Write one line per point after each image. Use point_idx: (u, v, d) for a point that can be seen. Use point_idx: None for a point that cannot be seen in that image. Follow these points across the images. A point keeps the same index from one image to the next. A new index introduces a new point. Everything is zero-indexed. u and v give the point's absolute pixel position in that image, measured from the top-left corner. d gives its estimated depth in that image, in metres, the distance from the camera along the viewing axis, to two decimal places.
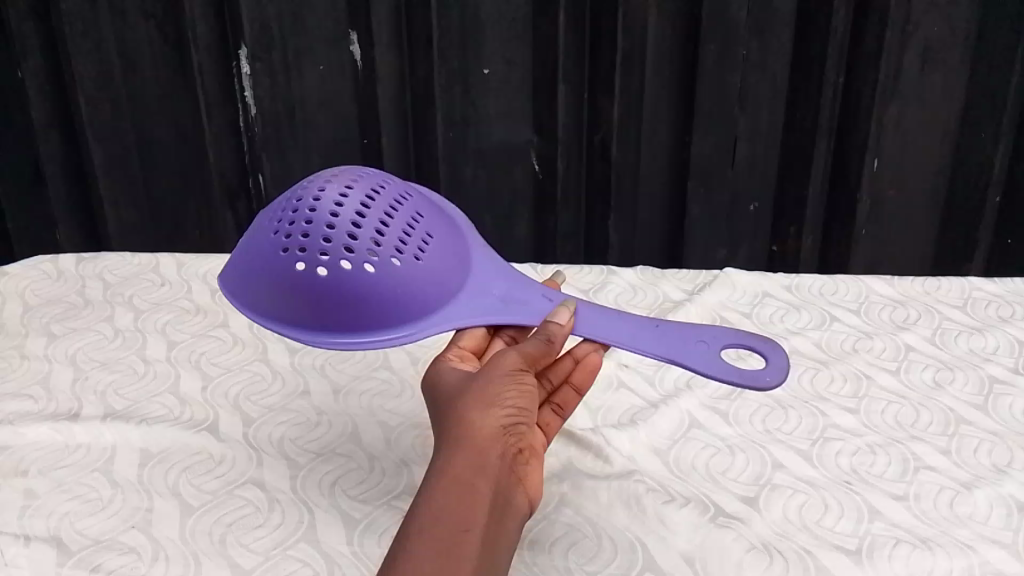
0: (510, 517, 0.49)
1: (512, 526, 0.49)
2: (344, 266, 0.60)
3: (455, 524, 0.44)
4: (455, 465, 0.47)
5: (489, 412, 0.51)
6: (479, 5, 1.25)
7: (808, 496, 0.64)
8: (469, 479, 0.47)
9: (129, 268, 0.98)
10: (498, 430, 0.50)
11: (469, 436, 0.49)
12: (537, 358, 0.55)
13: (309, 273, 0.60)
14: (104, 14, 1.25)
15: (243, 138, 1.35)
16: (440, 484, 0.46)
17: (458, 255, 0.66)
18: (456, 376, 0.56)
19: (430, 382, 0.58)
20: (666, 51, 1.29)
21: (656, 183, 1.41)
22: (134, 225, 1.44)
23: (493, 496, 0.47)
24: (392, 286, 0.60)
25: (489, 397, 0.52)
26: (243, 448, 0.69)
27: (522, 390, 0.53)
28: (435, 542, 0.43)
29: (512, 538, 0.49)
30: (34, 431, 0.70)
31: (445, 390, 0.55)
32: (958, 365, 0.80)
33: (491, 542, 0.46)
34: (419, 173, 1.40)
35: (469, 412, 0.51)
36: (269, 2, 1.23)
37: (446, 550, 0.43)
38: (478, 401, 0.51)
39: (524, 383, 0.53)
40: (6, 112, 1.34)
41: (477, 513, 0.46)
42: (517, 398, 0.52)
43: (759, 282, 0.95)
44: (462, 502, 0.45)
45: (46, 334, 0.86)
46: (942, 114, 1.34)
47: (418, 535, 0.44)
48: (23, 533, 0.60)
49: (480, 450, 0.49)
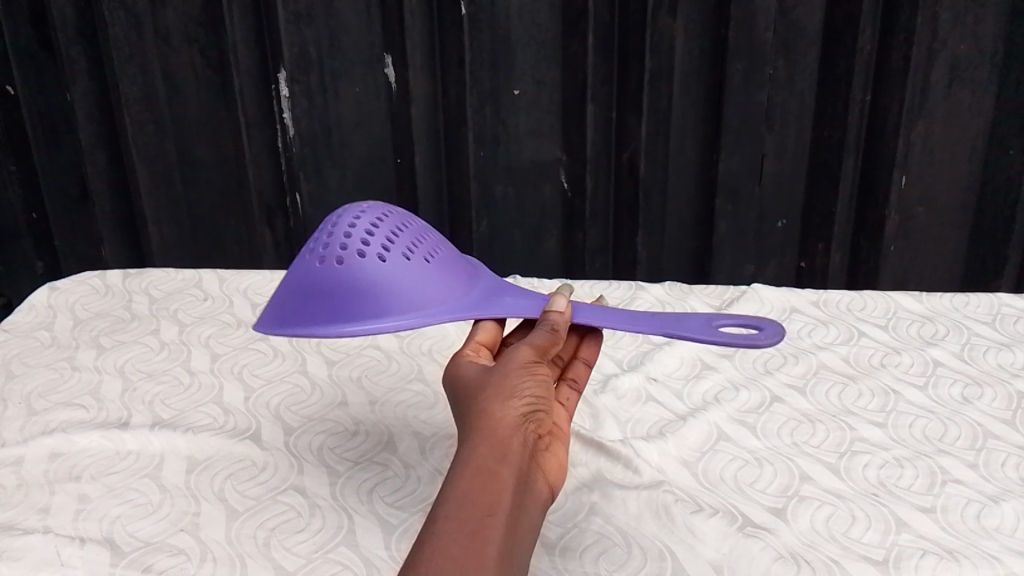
0: (533, 502, 0.51)
1: (536, 511, 0.51)
2: (356, 265, 0.63)
3: (482, 504, 0.46)
4: (480, 452, 0.49)
5: (510, 403, 0.53)
6: (510, 27, 1.28)
7: (835, 508, 0.65)
8: (493, 466, 0.48)
9: (174, 284, 1.02)
10: (518, 419, 0.52)
11: (491, 425, 0.51)
12: (547, 349, 0.58)
13: (325, 274, 0.63)
14: (150, 39, 1.30)
15: (281, 158, 1.40)
16: (466, 470, 0.48)
17: (467, 269, 0.69)
18: (472, 371, 0.58)
19: (449, 381, 0.60)
20: (694, 71, 1.31)
21: (683, 199, 1.42)
22: (174, 242, 1.49)
23: (517, 480, 0.49)
24: (401, 280, 0.63)
25: (508, 390, 0.54)
26: (285, 456, 0.71)
27: (537, 381, 0.55)
28: (464, 521, 0.45)
29: (535, 523, 0.51)
30: (86, 438, 0.73)
31: (463, 387, 0.57)
32: (986, 380, 0.80)
33: (517, 524, 0.48)
34: (450, 191, 1.43)
35: (489, 404, 0.53)
36: (308, 27, 1.28)
37: (475, 528, 0.45)
38: (497, 394, 0.53)
39: (539, 375, 0.56)
40: (55, 133, 1.40)
41: (504, 494, 0.47)
42: (534, 389, 0.54)
43: (787, 298, 0.97)
44: (488, 486, 0.47)
45: (96, 347, 0.89)
46: (971, 131, 1.35)
47: (447, 516, 0.45)
48: (78, 534, 0.62)
49: (503, 438, 0.51)
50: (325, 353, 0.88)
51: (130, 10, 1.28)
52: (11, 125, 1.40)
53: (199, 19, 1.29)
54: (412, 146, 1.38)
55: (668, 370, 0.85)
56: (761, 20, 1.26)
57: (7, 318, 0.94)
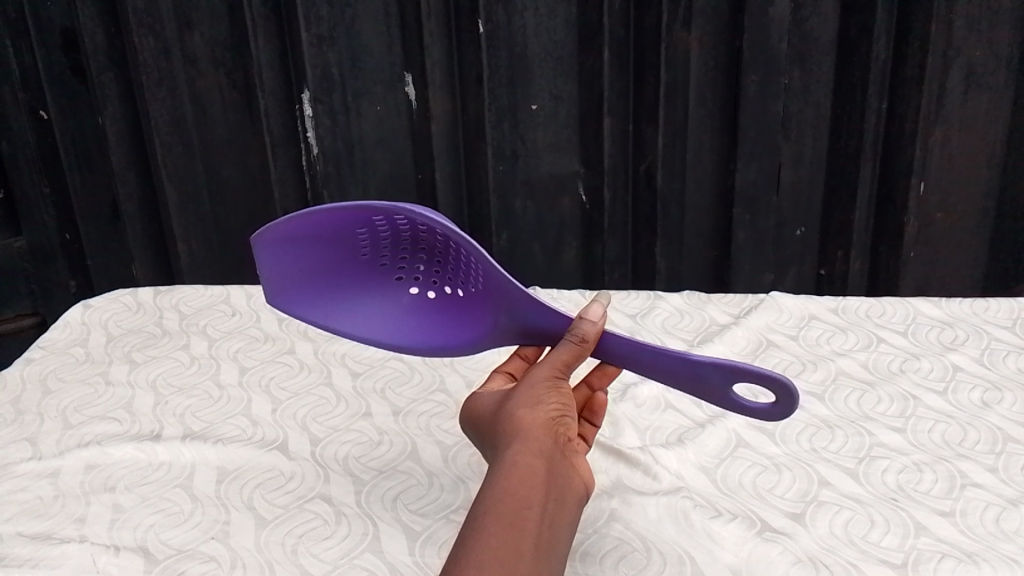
0: (570, 499, 0.53)
1: (571, 507, 0.53)
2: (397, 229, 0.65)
3: (518, 498, 0.48)
4: (515, 452, 0.52)
5: (538, 408, 0.55)
6: (527, 44, 1.31)
7: (854, 513, 0.65)
8: (528, 463, 0.51)
9: (202, 300, 1.05)
10: (548, 421, 0.55)
11: (521, 429, 0.53)
12: (574, 363, 0.58)
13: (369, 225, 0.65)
14: (178, 64, 1.34)
15: (305, 176, 1.43)
16: (503, 470, 0.50)
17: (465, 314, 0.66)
18: (495, 395, 0.60)
19: (475, 407, 0.62)
20: (709, 82, 1.33)
21: (702, 210, 1.43)
22: (202, 259, 1.52)
23: (548, 476, 0.51)
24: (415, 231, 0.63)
25: (535, 397, 0.56)
26: (311, 465, 0.73)
27: (563, 390, 0.57)
28: (501, 514, 0.47)
29: (572, 519, 0.53)
30: (120, 450, 0.75)
31: (492, 406, 0.59)
32: (1007, 385, 0.81)
33: (553, 518, 0.50)
34: (471, 205, 1.45)
35: (519, 410, 0.55)
36: (330, 48, 1.31)
37: (512, 519, 0.47)
38: (525, 401, 0.56)
39: (564, 386, 0.57)
40: (87, 155, 1.44)
41: (537, 490, 0.49)
42: (560, 395, 0.57)
43: (805, 305, 0.97)
44: (523, 481, 0.49)
45: (129, 363, 0.92)
46: (988, 137, 1.36)
47: (487, 512, 0.47)
48: (113, 543, 0.64)
49: (535, 439, 0.53)
50: (349, 365, 0.90)
51: (159, 36, 1.32)
52: (45, 149, 1.44)
53: (226, 44, 1.33)
54: (433, 161, 1.40)
55: None
56: (776, 31, 1.27)
57: (43, 336, 0.97)
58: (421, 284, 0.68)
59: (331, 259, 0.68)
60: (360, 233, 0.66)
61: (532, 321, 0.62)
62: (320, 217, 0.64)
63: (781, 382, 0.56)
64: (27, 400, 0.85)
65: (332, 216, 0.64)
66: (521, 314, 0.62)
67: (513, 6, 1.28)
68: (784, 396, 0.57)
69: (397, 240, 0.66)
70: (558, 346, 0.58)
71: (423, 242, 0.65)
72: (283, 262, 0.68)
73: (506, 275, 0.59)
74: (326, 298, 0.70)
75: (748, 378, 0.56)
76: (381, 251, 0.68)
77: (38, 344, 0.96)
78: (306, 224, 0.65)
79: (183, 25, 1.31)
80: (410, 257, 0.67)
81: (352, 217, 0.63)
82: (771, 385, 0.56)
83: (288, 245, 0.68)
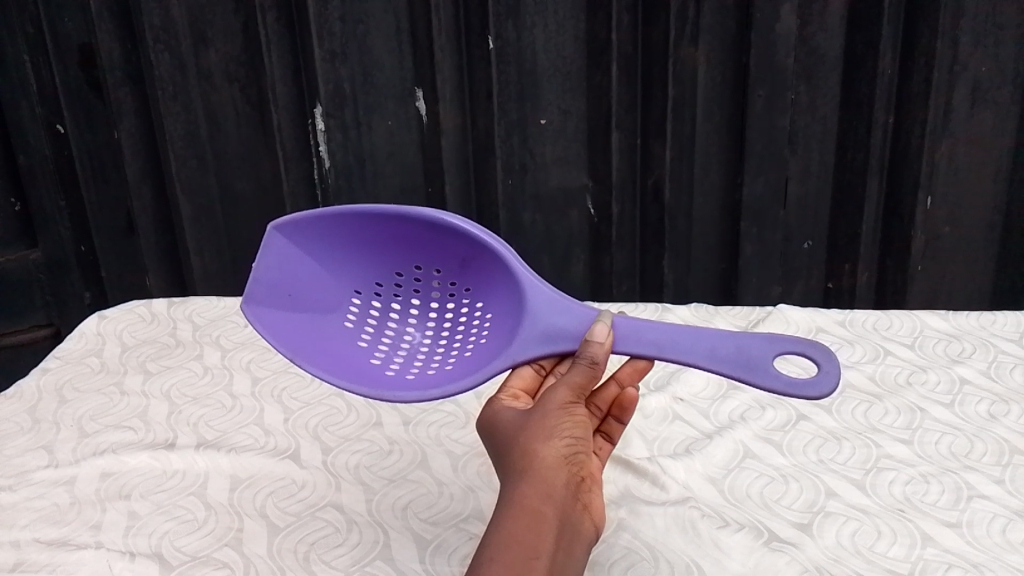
0: (578, 540, 0.53)
1: (579, 548, 0.54)
2: (416, 271, 0.72)
3: (528, 545, 0.49)
4: (524, 492, 0.52)
5: (551, 442, 0.55)
6: (537, 59, 1.32)
7: (861, 523, 0.66)
8: (537, 508, 0.51)
9: (215, 311, 1.07)
10: (561, 459, 0.54)
11: (533, 465, 0.53)
12: (587, 386, 0.59)
13: (390, 264, 0.73)
14: (192, 79, 1.36)
15: (317, 189, 1.45)
16: (514, 512, 0.51)
17: (477, 355, 0.67)
18: (510, 409, 0.60)
19: (485, 424, 0.61)
20: (716, 97, 1.34)
21: (710, 223, 1.44)
22: (215, 271, 1.54)
23: (559, 521, 0.52)
24: (441, 261, 0.72)
25: (548, 429, 0.55)
26: (323, 474, 0.74)
27: (577, 422, 0.57)
28: (510, 564, 0.48)
29: (579, 560, 0.54)
30: (135, 458, 0.77)
31: (502, 428, 0.58)
32: (1014, 398, 0.81)
33: (561, 564, 0.51)
34: (480, 218, 1.46)
35: (533, 443, 0.55)
36: (342, 64, 1.33)
37: (520, 570, 0.48)
38: (539, 433, 0.55)
39: (578, 412, 0.57)
40: (102, 168, 1.46)
41: (547, 537, 0.50)
42: (573, 427, 0.56)
43: (813, 318, 0.98)
44: (532, 528, 0.50)
45: (144, 372, 0.94)
46: (995, 152, 1.37)
47: (493, 558, 0.48)
48: (129, 549, 0.66)
49: (546, 480, 0.53)
50: None
51: (174, 51, 1.34)
52: (62, 162, 1.46)
53: (240, 60, 1.35)
54: (443, 175, 1.42)
55: (694, 391, 0.86)
56: (782, 47, 1.29)
57: (59, 346, 0.99)
58: (415, 349, 0.70)
59: (323, 297, 0.71)
60: (368, 275, 0.73)
61: (559, 325, 0.64)
62: (348, 230, 0.72)
63: (819, 356, 0.61)
64: (43, 408, 0.87)
65: (360, 231, 0.72)
66: (547, 318, 0.65)
67: (522, 22, 1.30)
68: (824, 364, 0.60)
69: (408, 301, 0.73)
70: (571, 370, 0.59)
71: (443, 295, 0.72)
72: (280, 276, 0.70)
73: (537, 275, 0.67)
74: (302, 335, 0.68)
75: (788, 345, 0.60)
76: (383, 302, 0.73)
77: (54, 353, 0.98)
78: (329, 242, 0.72)
79: (198, 41, 1.34)
80: (418, 315, 0.72)
81: (380, 235, 0.72)
82: (809, 351, 0.61)
83: (294, 261, 0.71)
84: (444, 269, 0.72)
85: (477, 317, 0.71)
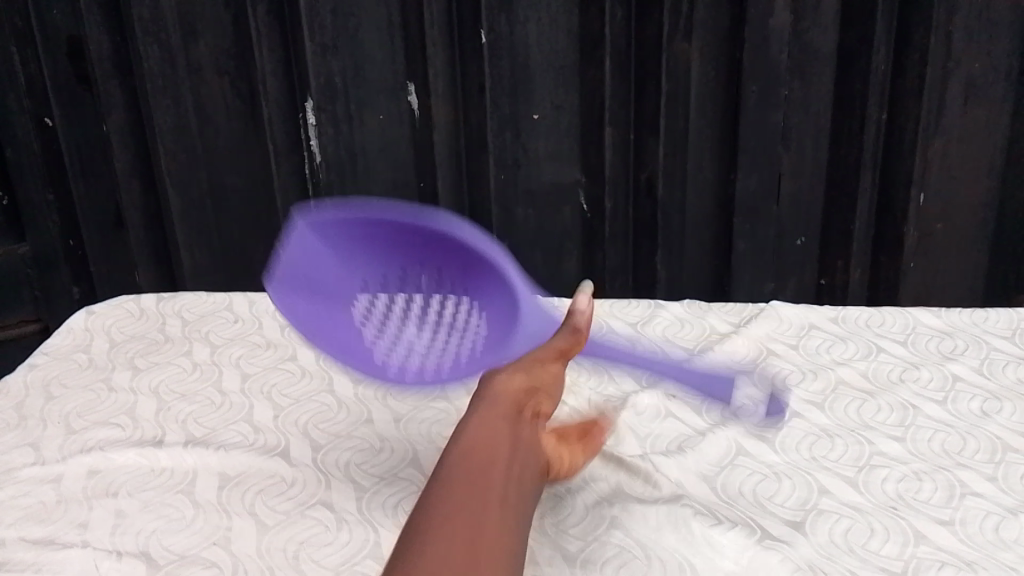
0: (520, 494, 0.51)
1: (524, 505, 0.51)
2: (430, 270, 0.68)
3: (458, 493, 0.47)
4: (453, 457, 0.51)
5: (481, 422, 0.55)
6: (530, 54, 1.31)
7: (854, 521, 0.65)
8: (466, 467, 0.50)
9: (205, 307, 1.05)
10: (489, 433, 0.54)
11: (462, 438, 0.53)
12: (512, 386, 0.61)
13: (404, 258, 0.69)
14: (182, 72, 1.35)
15: (308, 184, 1.44)
16: (443, 471, 0.49)
17: (469, 355, 0.69)
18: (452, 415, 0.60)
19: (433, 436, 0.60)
20: (710, 92, 1.34)
21: (703, 219, 1.44)
22: (206, 267, 1.52)
23: (492, 476, 0.50)
24: (451, 263, 0.68)
25: (476, 418, 0.56)
26: (313, 472, 0.74)
27: (502, 409, 0.57)
28: (440, 509, 0.46)
29: (526, 513, 0.51)
30: (122, 456, 0.76)
31: None
32: (1007, 395, 0.81)
33: (501, 509, 0.48)
34: (473, 213, 1.45)
35: (465, 425, 0.55)
36: (334, 58, 1.32)
37: (450, 511, 0.46)
38: (469, 420, 0.55)
39: (505, 404, 0.58)
40: (90, 162, 1.45)
41: (477, 486, 0.48)
42: (501, 415, 0.57)
43: (806, 315, 0.97)
44: (461, 481, 0.48)
45: (132, 368, 0.93)
46: (988, 149, 1.37)
47: (425, 508, 0.46)
48: (115, 548, 0.65)
49: (475, 446, 0.52)
50: (351, 372, 0.90)
51: (163, 44, 1.33)
52: (50, 156, 1.45)
53: (230, 53, 1.34)
54: (435, 170, 1.41)
55: None
56: (776, 42, 1.28)
57: (47, 341, 0.98)
58: (415, 348, 0.70)
59: (334, 288, 0.70)
60: (373, 267, 0.69)
61: (537, 328, 0.71)
62: (365, 223, 0.68)
63: None
64: (30, 405, 0.86)
65: (379, 225, 0.68)
66: (532, 323, 0.71)
67: (515, 16, 1.29)
68: None
69: (417, 300, 0.70)
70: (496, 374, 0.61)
71: (451, 299, 0.69)
72: (294, 261, 0.69)
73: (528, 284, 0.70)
74: (305, 324, 0.69)
75: None
76: (392, 300, 0.70)
77: (42, 349, 0.97)
78: (346, 238, 0.69)
79: (188, 34, 1.32)
80: (422, 315, 0.70)
81: (395, 228, 0.68)
82: None
83: (310, 247, 0.69)
84: (456, 272, 0.68)
85: (478, 321, 0.70)
